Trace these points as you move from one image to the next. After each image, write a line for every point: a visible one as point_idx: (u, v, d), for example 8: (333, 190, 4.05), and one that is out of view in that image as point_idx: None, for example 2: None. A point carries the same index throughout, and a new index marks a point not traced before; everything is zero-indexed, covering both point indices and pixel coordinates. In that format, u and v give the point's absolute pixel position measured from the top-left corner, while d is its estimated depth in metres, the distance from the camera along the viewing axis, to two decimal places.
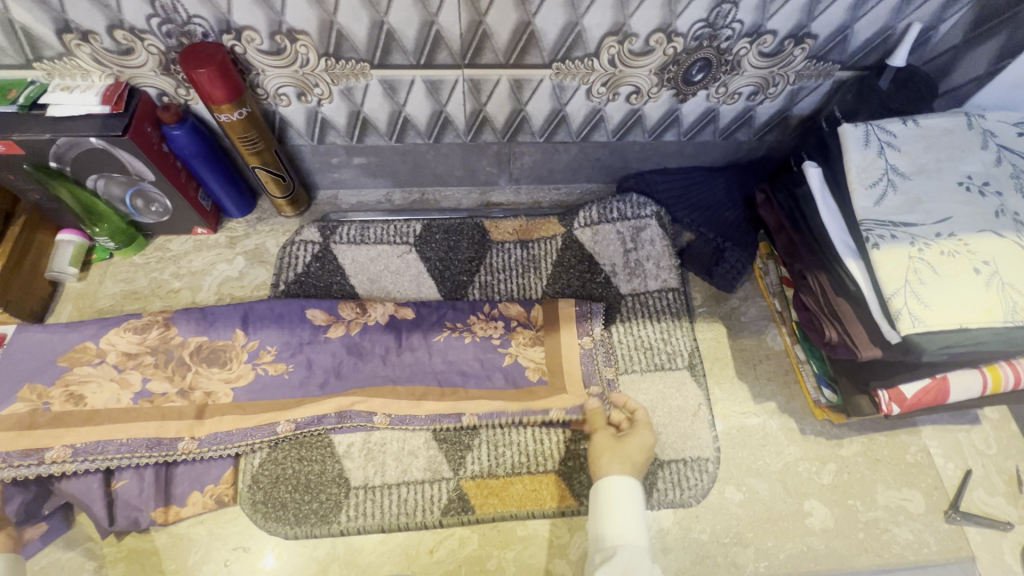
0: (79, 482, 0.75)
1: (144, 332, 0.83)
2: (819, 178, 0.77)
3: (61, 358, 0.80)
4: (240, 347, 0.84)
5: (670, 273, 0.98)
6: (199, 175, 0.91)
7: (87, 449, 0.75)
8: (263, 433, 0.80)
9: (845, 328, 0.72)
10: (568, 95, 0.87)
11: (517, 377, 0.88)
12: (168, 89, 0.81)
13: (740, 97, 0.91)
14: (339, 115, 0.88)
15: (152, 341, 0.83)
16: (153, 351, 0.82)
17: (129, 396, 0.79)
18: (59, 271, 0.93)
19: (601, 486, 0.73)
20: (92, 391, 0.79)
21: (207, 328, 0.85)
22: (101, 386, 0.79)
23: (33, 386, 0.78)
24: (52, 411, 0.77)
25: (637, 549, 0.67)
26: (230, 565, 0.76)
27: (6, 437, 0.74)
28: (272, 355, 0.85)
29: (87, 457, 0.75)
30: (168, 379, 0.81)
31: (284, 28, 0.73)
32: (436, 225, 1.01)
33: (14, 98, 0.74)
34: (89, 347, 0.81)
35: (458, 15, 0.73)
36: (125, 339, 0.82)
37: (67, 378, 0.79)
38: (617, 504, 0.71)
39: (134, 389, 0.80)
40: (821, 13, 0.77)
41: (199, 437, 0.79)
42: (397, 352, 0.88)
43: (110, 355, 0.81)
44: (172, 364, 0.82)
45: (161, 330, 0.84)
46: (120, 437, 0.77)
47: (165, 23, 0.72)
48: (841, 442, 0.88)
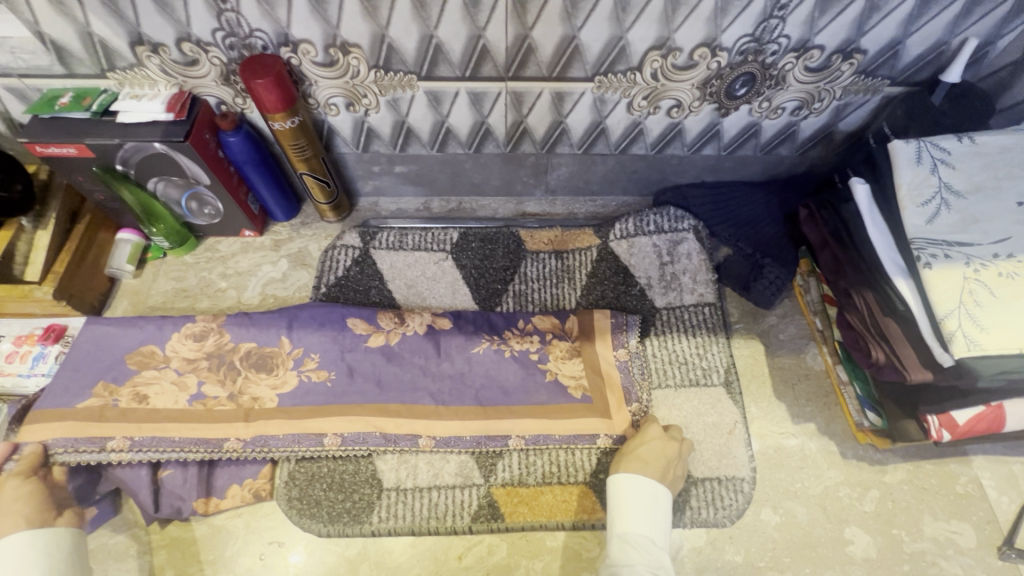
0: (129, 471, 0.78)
1: (201, 340, 0.86)
2: (867, 195, 0.75)
3: (129, 359, 0.83)
4: (286, 355, 0.86)
5: (706, 288, 0.97)
6: (250, 180, 0.95)
7: (146, 440, 0.78)
8: (308, 441, 0.81)
9: (893, 349, 0.70)
10: (609, 108, 0.88)
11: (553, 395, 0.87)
12: (226, 98, 0.86)
13: (784, 112, 0.90)
14: (384, 124, 0.91)
15: (210, 347, 0.86)
16: (209, 356, 0.85)
17: (186, 397, 0.82)
18: (117, 268, 0.98)
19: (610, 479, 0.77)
20: (155, 391, 0.82)
21: (253, 330, 0.87)
22: (163, 387, 0.82)
23: (107, 384, 0.81)
24: (114, 404, 0.80)
25: (625, 538, 0.71)
26: (265, 559, 0.78)
27: (67, 427, 0.77)
28: (316, 362, 0.86)
29: (145, 448, 0.78)
30: (220, 382, 0.83)
31: (338, 41, 0.76)
32: (473, 233, 1.03)
33: (88, 105, 0.80)
34: (154, 351, 0.84)
35: (505, 29, 0.75)
36: (186, 346, 0.85)
37: (136, 379, 0.82)
38: (632, 504, 0.73)
39: (190, 391, 0.82)
40: (871, 28, 0.76)
41: (243, 438, 0.80)
42: (436, 361, 0.89)
43: (174, 361, 0.84)
44: (223, 367, 0.84)
45: (216, 338, 0.86)
46: (174, 434, 0.79)
47: (228, 36, 0.76)
48: (885, 468, 0.85)
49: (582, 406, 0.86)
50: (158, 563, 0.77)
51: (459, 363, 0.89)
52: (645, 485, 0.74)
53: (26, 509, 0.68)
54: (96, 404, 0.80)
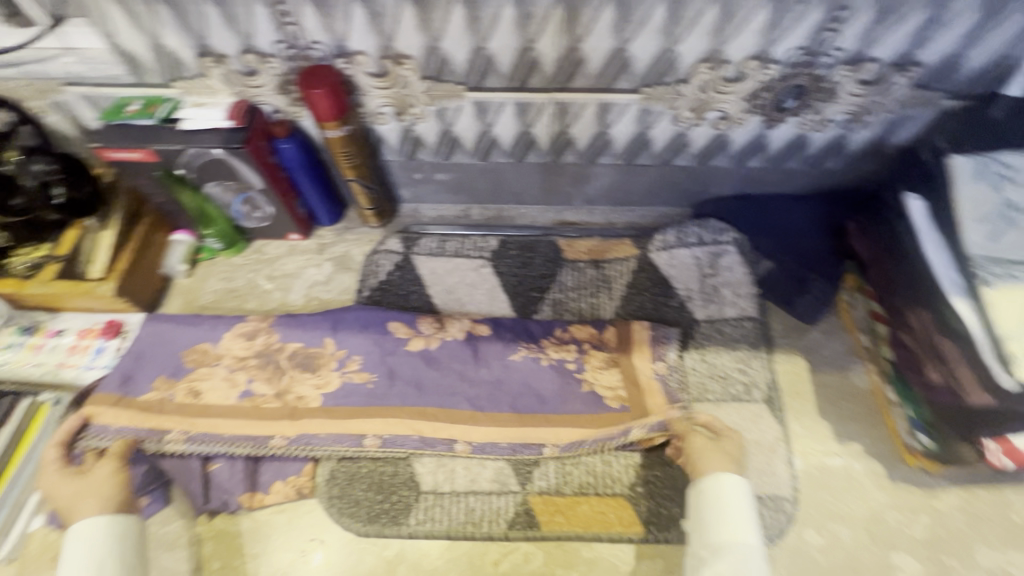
0: (180, 462, 0.82)
1: (251, 338, 0.91)
2: (921, 211, 0.74)
3: (186, 355, 0.88)
4: (330, 355, 0.89)
5: (748, 302, 0.96)
6: (299, 185, 0.98)
7: (200, 435, 0.82)
8: (349, 442, 0.83)
9: (950, 370, 0.69)
10: (654, 119, 0.88)
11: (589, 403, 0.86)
12: (281, 106, 0.89)
13: (833, 124, 0.88)
14: (430, 133, 0.93)
15: (259, 346, 0.90)
16: (258, 355, 0.89)
17: (237, 393, 0.85)
18: (171, 268, 1.02)
19: (713, 479, 0.73)
20: (208, 387, 0.86)
21: (300, 331, 0.91)
22: (216, 383, 0.86)
23: (165, 378, 0.86)
24: (171, 400, 0.84)
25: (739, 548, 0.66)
26: (306, 555, 0.80)
27: (131, 415, 0.82)
28: (359, 363, 0.88)
29: (200, 442, 0.81)
30: (268, 380, 0.86)
31: (392, 53, 0.78)
32: (512, 242, 1.05)
33: (154, 112, 0.84)
34: (206, 350, 0.89)
35: (556, 42, 0.76)
36: (238, 345, 0.89)
37: (191, 376, 0.86)
38: (732, 508, 0.69)
39: (240, 388, 0.86)
40: (930, 41, 0.74)
41: (289, 436, 0.83)
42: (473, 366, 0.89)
43: (225, 359, 0.88)
44: (270, 366, 0.88)
45: (266, 337, 0.91)
46: (224, 429, 0.82)
47: (288, 47, 0.79)
48: (936, 493, 0.82)
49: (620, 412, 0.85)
50: (204, 554, 0.80)
51: (495, 369, 0.89)
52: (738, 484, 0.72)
53: (105, 492, 0.70)
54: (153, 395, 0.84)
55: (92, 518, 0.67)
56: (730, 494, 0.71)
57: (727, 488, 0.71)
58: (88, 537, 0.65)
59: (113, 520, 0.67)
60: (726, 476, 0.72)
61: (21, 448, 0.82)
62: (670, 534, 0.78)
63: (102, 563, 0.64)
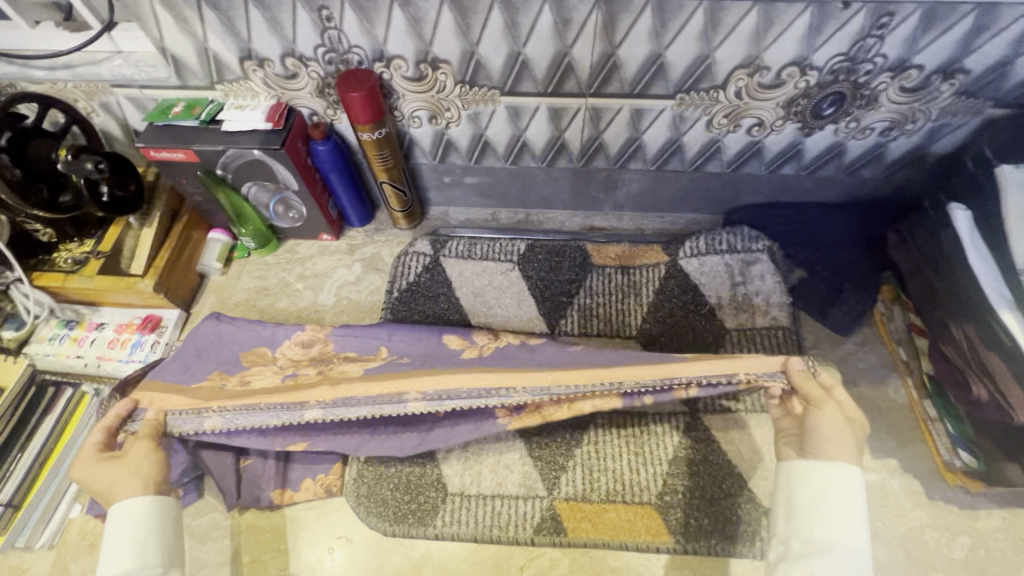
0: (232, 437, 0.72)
1: (308, 347, 0.86)
2: (967, 222, 0.71)
3: (245, 355, 0.85)
4: (381, 358, 0.83)
5: (780, 311, 0.94)
6: (332, 186, 1.00)
7: (236, 410, 0.69)
8: (388, 399, 0.68)
9: (996, 387, 0.67)
10: (687, 125, 0.87)
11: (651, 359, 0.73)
12: (318, 109, 0.91)
13: (873, 132, 0.87)
14: (462, 137, 0.94)
15: (315, 353, 0.85)
16: (312, 360, 0.84)
17: (281, 376, 0.78)
18: (207, 265, 1.04)
19: (826, 469, 0.55)
20: (258, 378, 0.78)
21: (354, 338, 0.87)
22: (264, 376, 0.79)
23: (221, 374, 0.79)
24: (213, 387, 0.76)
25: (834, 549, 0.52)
26: (333, 553, 0.81)
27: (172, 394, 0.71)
28: (408, 359, 0.83)
29: (238, 416, 0.69)
30: (314, 368, 0.81)
31: (429, 57, 0.79)
32: (540, 246, 1.05)
33: (198, 114, 0.86)
34: (265, 352, 0.86)
35: (592, 47, 0.76)
36: (293, 350, 0.86)
37: (246, 372, 0.80)
38: (834, 501, 0.53)
39: (285, 373, 0.79)
40: (977, 48, 0.72)
41: (327, 398, 0.68)
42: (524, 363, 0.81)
43: (280, 361, 0.84)
44: (319, 361, 0.83)
45: (321, 346, 0.86)
46: (261, 400, 0.69)
47: (328, 52, 0.80)
48: (977, 513, 0.79)
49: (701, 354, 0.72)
50: (234, 548, 0.81)
51: (550, 355, 0.81)
52: (852, 479, 0.54)
53: (147, 470, 0.60)
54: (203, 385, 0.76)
55: (130, 498, 0.58)
56: (843, 487, 0.54)
57: (839, 481, 0.54)
58: (125, 520, 0.57)
59: (154, 499, 0.59)
60: (835, 463, 0.54)
61: (64, 438, 0.85)
62: (698, 544, 0.77)
63: (142, 543, 0.56)
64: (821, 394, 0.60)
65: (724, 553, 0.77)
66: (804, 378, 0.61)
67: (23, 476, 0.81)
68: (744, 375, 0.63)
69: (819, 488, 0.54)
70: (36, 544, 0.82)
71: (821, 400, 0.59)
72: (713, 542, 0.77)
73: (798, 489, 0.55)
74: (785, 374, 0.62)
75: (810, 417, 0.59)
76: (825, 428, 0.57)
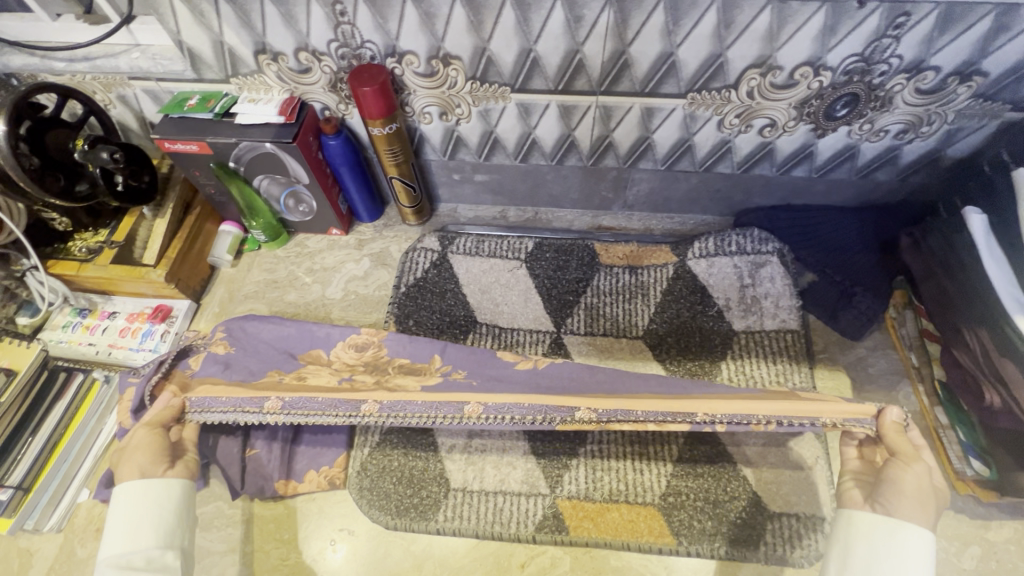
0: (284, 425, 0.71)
1: (362, 350, 0.81)
2: (983, 225, 0.70)
3: (301, 356, 0.80)
4: (435, 369, 0.78)
5: (790, 314, 0.94)
6: (343, 181, 1.01)
7: (296, 402, 0.68)
8: (447, 408, 0.66)
9: (1009, 394, 0.66)
10: (698, 125, 0.87)
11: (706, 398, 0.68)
12: (331, 104, 0.91)
13: (887, 134, 0.86)
14: (473, 134, 0.94)
15: (368, 358, 0.80)
16: (365, 365, 0.79)
17: (339, 377, 0.76)
18: (218, 257, 1.04)
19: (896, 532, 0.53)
20: (313, 375, 0.76)
21: (410, 345, 0.82)
22: (320, 373, 0.76)
23: (279, 369, 0.77)
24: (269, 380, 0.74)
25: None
26: (335, 544, 0.81)
27: (223, 386, 0.70)
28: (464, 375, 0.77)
29: (296, 411, 0.68)
30: (370, 375, 0.76)
31: (441, 53, 0.80)
32: (548, 244, 1.05)
33: (212, 108, 0.87)
34: (321, 354, 0.81)
35: (604, 45, 0.76)
36: (348, 353, 0.81)
37: (302, 370, 0.77)
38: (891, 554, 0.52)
39: (341, 375, 0.76)
40: (996, 50, 0.71)
41: (381, 400, 0.67)
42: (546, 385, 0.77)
43: (336, 364, 0.79)
44: (377, 369, 0.78)
45: (376, 350, 0.81)
46: (320, 395, 0.69)
47: (341, 47, 0.81)
48: (988, 524, 0.78)
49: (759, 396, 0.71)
50: (237, 536, 0.81)
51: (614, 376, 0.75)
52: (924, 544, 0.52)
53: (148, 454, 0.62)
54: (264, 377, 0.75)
55: (128, 480, 0.59)
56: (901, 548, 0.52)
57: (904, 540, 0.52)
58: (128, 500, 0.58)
59: (149, 482, 0.59)
60: (907, 522, 0.53)
61: (74, 424, 0.87)
62: (701, 546, 0.76)
63: (135, 526, 0.57)
64: (914, 450, 0.57)
65: (728, 556, 0.76)
66: (897, 430, 0.58)
67: (33, 461, 0.82)
68: (829, 420, 0.58)
69: (885, 547, 0.53)
70: (45, 526, 0.83)
71: (911, 456, 0.56)
72: (716, 544, 0.76)
73: (860, 540, 0.54)
74: (876, 422, 0.59)
75: (888, 469, 0.57)
76: (904, 485, 0.55)
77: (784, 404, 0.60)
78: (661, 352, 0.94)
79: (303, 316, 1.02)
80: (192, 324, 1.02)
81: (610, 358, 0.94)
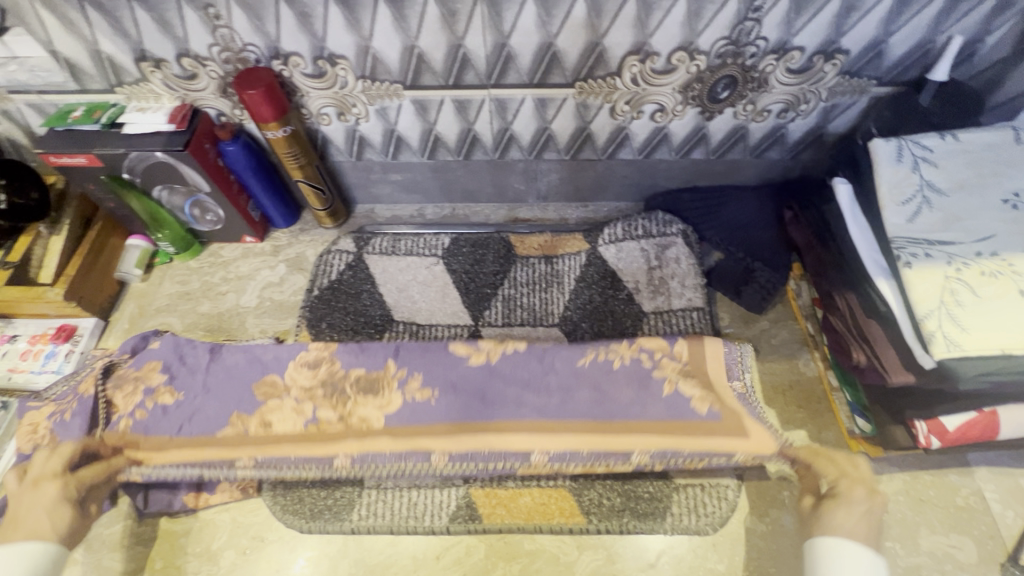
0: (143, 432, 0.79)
1: (316, 367, 0.83)
2: (848, 195, 0.74)
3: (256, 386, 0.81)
4: (391, 376, 0.81)
5: (696, 292, 0.96)
6: (250, 187, 1.00)
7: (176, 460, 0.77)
8: (416, 457, 0.77)
9: (874, 350, 0.68)
10: (592, 113, 0.89)
11: (683, 410, 0.77)
12: (225, 109, 0.90)
13: (770, 114, 0.89)
14: (375, 133, 0.95)
15: (323, 375, 0.82)
16: (323, 384, 0.82)
17: (303, 420, 0.79)
18: (126, 272, 1.02)
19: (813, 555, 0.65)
20: (279, 417, 0.80)
21: (362, 355, 0.83)
22: (285, 413, 0.80)
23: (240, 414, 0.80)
24: (11, 495, 0.72)
25: None
26: (247, 554, 0.80)
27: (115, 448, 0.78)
28: (420, 380, 0.81)
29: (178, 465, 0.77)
30: (332, 407, 0.80)
31: (325, 53, 0.80)
32: (464, 239, 1.06)
33: (98, 118, 0.85)
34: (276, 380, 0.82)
35: (483, 38, 0.77)
36: (302, 374, 0.82)
37: (263, 409, 0.80)
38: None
39: (305, 415, 0.80)
40: (851, 28, 0.75)
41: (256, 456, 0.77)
42: (540, 374, 0.80)
43: (293, 390, 0.81)
44: (336, 394, 0.81)
45: (329, 365, 0.82)
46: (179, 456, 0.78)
47: (223, 50, 0.80)
48: (879, 478, 0.81)
49: (716, 424, 0.76)
50: (147, 554, 0.80)
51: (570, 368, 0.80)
52: None
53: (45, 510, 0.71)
54: (54, 491, 0.72)
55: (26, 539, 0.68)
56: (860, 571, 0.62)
57: None
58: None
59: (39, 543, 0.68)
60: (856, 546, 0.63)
61: None
62: (610, 522, 0.78)
63: None
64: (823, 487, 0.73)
65: (637, 531, 0.78)
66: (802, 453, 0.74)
67: None
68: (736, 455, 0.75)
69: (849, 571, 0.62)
70: None
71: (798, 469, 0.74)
72: (624, 519, 0.78)
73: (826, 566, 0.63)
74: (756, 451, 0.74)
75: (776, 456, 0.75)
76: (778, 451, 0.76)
77: (685, 442, 0.75)
78: (576, 338, 0.96)
79: (216, 327, 1.00)
80: (101, 342, 0.99)
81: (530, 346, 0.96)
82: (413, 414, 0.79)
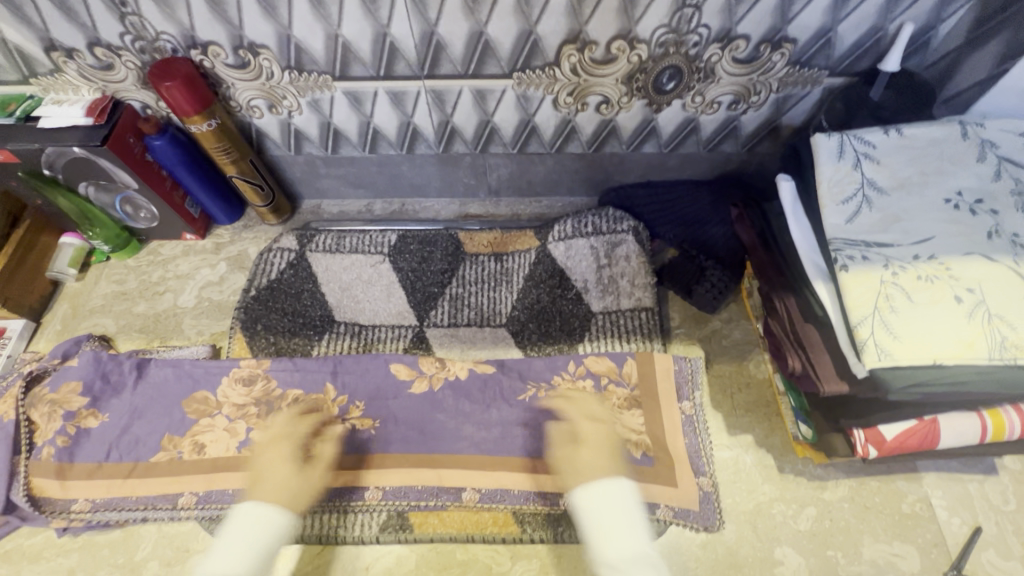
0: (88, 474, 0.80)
1: (250, 385, 0.86)
2: (791, 192, 0.70)
3: (188, 407, 0.84)
4: (331, 402, 0.85)
5: (645, 292, 0.92)
6: (184, 184, 0.95)
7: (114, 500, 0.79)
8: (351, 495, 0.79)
9: (809, 358, 0.65)
10: (534, 105, 0.85)
11: None
12: (150, 101, 0.86)
13: (720, 106, 0.85)
14: (311, 126, 0.90)
15: (258, 393, 0.86)
16: (258, 402, 0.85)
17: (236, 443, 0.82)
18: (59, 272, 0.99)
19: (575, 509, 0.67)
20: (210, 439, 0.83)
21: (298, 374, 0.87)
22: (217, 434, 0.83)
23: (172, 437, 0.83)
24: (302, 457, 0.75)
25: None
26: (171, 565, 0.77)
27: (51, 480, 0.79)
28: (361, 410, 0.85)
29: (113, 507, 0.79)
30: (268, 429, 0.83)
31: (245, 42, 0.75)
32: (412, 235, 1.01)
33: (12, 111, 0.81)
34: (208, 398, 0.85)
35: (410, 27, 0.73)
36: (236, 391, 0.86)
37: (195, 429, 0.83)
38: None
39: (240, 437, 0.83)
40: (796, 15, 0.71)
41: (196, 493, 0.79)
42: (482, 408, 0.84)
43: (225, 407, 0.84)
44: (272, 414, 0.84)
45: (264, 383, 0.86)
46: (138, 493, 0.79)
47: (137, 40, 0.76)
48: (825, 485, 0.79)
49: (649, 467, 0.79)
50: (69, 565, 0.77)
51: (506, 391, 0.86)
52: None
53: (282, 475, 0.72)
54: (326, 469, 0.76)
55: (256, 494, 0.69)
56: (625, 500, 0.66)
57: None
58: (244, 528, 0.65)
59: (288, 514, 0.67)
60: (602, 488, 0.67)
61: None
62: (544, 532, 0.76)
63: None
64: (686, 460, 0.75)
65: (571, 540, 0.76)
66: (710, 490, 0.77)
67: None
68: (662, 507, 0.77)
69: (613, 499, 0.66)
70: None
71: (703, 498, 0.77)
72: (559, 528, 0.76)
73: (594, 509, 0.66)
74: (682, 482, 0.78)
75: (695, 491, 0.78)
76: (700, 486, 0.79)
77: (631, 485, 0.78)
78: (522, 340, 0.93)
79: (151, 328, 0.97)
80: (31, 344, 0.96)
81: (473, 348, 0.93)
82: (350, 443, 0.82)
